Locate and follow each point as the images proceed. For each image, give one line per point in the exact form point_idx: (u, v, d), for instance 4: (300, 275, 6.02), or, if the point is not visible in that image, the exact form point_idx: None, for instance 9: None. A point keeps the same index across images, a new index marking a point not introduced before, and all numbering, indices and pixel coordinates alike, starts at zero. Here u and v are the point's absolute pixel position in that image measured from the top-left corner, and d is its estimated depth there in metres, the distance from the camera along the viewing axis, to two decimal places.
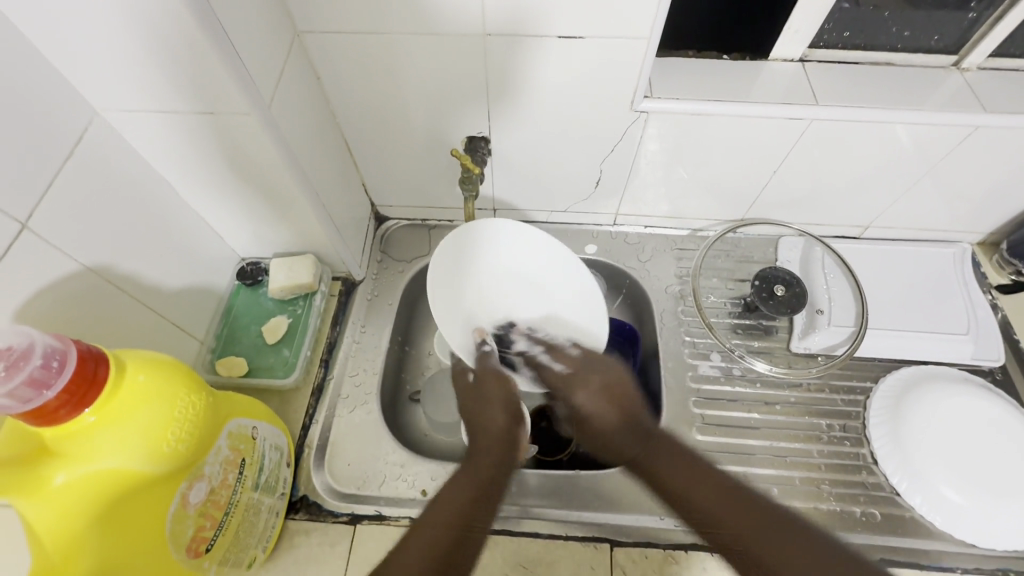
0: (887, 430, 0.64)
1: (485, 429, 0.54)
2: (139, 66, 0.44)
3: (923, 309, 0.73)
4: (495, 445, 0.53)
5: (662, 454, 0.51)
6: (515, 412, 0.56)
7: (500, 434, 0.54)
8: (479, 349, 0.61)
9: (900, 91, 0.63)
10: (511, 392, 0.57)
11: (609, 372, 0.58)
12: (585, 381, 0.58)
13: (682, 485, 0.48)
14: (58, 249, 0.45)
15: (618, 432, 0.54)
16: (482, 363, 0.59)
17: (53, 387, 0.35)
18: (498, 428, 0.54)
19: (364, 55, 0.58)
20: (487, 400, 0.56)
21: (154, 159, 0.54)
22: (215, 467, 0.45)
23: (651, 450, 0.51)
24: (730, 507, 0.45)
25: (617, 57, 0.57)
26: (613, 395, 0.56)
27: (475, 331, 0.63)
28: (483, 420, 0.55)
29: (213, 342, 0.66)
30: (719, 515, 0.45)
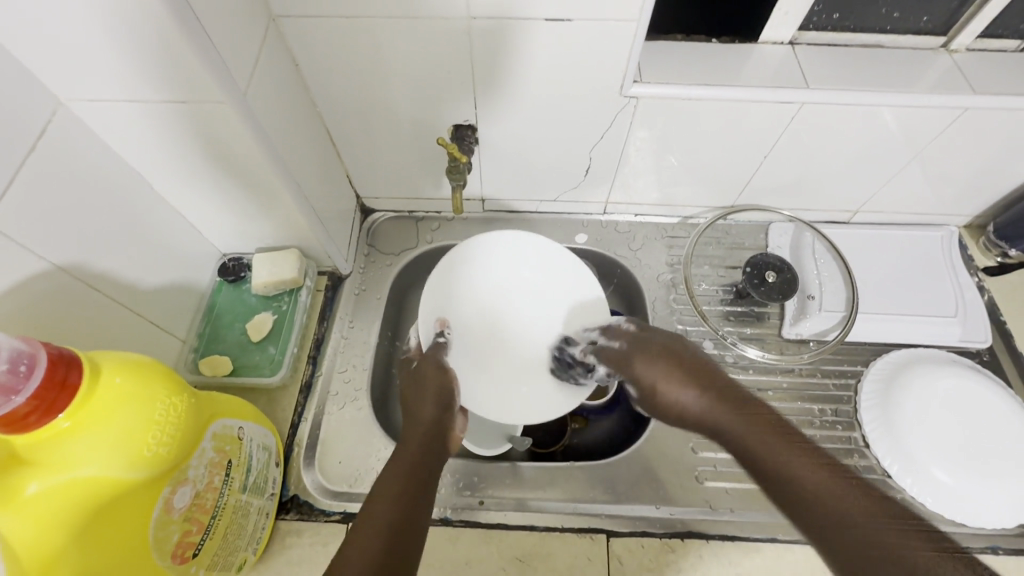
0: (877, 413, 0.65)
1: (412, 418, 0.52)
2: (102, 51, 0.41)
3: (913, 293, 0.73)
4: (422, 429, 0.51)
5: (769, 431, 0.45)
6: (447, 402, 0.54)
7: (429, 423, 0.52)
8: (436, 339, 0.63)
9: (889, 74, 0.62)
10: (444, 381, 0.56)
11: (669, 343, 0.56)
12: (645, 352, 0.55)
13: (784, 465, 0.42)
14: (23, 246, 0.43)
15: (722, 418, 0.48)
16: (433, 352, 0.60)
17: (22, 392, 0.33)
18: (424, 417, 0.52)
19: (343, 40, 0.56)
20: (425, 387, 0.55)
21: (124, 151, 0.51)
22: (200, 470, 0.44)
23: (761, 435, 0.45)
24: (865, 508, 0.37)
25: (606, 42, 0.55)
26: (698, 377, 0.52)
27: (439, 321, 0.65)
28: (415, 406, 0.53)
29: (195, 341, 0.64)
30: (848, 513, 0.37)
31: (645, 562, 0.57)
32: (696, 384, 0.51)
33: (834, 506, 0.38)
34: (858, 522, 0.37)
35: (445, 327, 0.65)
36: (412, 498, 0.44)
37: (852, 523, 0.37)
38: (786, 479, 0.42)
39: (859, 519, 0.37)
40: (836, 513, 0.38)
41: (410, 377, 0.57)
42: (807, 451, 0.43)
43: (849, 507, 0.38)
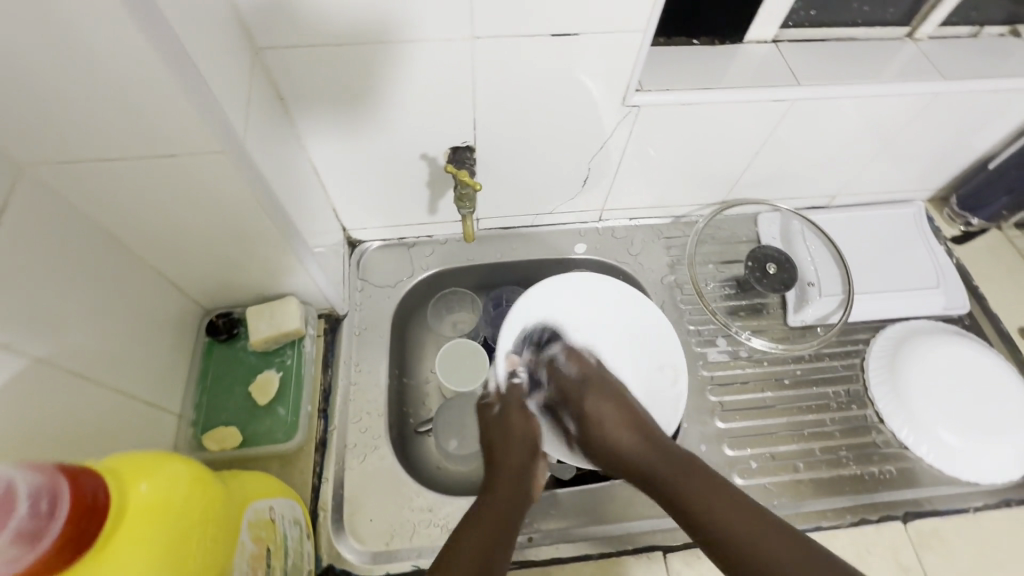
0: (888, 388, 0.68)
1: (501, 460, 0.59)
2: (77, 105, 0.36)
3: (897, 268, 0.78)
4: (510, 474, 0.57)
5: (689, 478, 0.54)
6: (533, 449, 0.60)
7: (517, 465, 0.58)
8: (510, 380, 0.65)
9: (867, 64, 0.65)
10: (528, 428, 0.62)
11: (612, 392, 0.64)
12: (595, 388, 0.65)
13: (702, 498, 0.52)
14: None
15: (652, 456, 0.57)
16: (512, 395, 0.64)
17: (48, 534, 0.28)
18: (511, 461, 0.58)
19: (333, 69, 0.51)
20: (511, 432, 0.61)
21: (99, 213, 0.45)
22: (244, 568, 0.39)
23: (667, 467, 0.56)
24: (755, 527, 0.49)
25: (610, 53, 0.54)
26: (624, 425, 0.60)
27: (509, 360, 0.65)
28: (502, 451, 0.59)
29: (193, 413, 0.58)
30: (761, 547, 0.48)
31: (703, 572, 0.57)
32: (629, 429, 0.60)
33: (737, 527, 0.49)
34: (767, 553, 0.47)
35: (516, 366, 0.66)
36: (495, 541, 0.49)
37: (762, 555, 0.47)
38: (705, 510, 0.51)
39: (764, 552, 0.48)
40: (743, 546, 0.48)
41: (494, 424, 0.62)
42: (704, 479, 0.53)
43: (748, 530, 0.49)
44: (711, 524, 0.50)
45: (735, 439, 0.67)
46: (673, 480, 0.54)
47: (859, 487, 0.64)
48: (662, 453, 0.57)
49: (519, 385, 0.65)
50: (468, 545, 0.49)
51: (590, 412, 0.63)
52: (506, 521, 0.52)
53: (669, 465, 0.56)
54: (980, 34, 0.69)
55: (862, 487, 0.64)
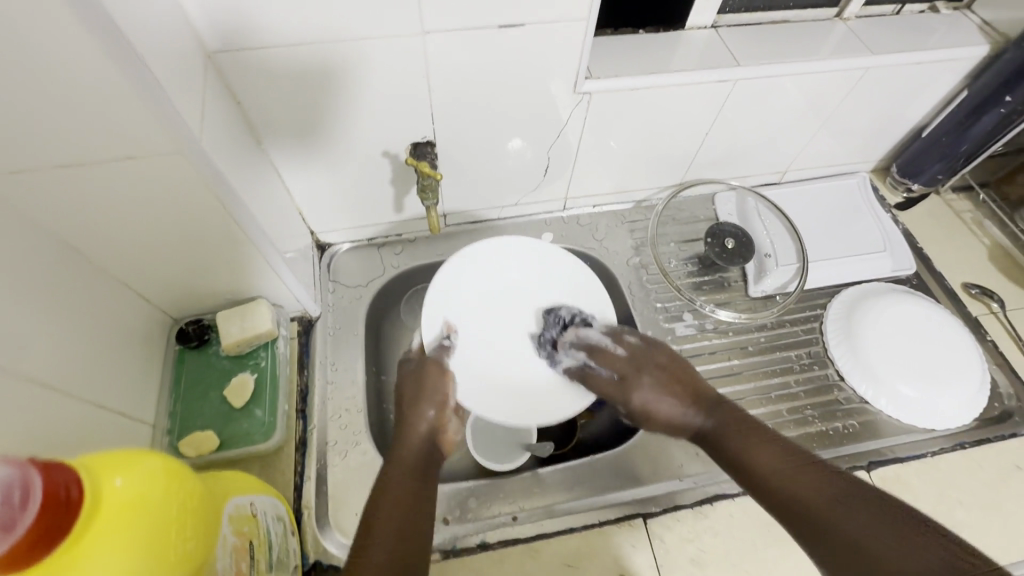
0: (845, 347, 0.71)
1: (407, 437, 0.55)
2: (25, 110, 0.36)
3: (847, 236, 0.82)
4: (415, 444, 0.54)
5: (760, 446, 0.52)
6: (443, 404, 0.58)
7: (422, 433, 0.55)
8: (440, 343, 0.64)
9: (802, 43, 0.69)
10: (442, 383, 0.59)
11: (663, 360, 0.61)
12: (640, 376, 0.61)
13: (773, 465, 0.50)
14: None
15: (710, 419, 0.56)
16: (440, 355, 0.62)
17: (21, 524, 0.28)
18: (417, 426, 0.55)
19: (288, 70, 0.52)
20: (422, 390, 0.58)
21: (58, 223, 0.45)
22: (227, 561, 0.40)
23: (734, 427, 0.54)
24: (815, 483, 0.46)
25: (559, 42, 0.56)
26: (664, 381, 0.60)
27: (446, 325, 0.66)
28: (411, 415, 0.56)
29: (168, 421, 0.57)
30: (809, 493, 0.46)
31: (683, 535, 0.58)
32: (681, 380, 0.59)
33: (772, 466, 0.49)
34: (817, 497, 0.45)
35: (451, 332, 0.65)
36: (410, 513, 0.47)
37: (808, 501, 0.45)
38: (751, 466, 0.51)
39: (815, 493, 0.46)
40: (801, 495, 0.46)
41: (408, 378, 0.60)
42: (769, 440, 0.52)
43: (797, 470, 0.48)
44: (772, 487, 0.48)
45: None
46: (726, 439, 0.54)
47: (826, 442, 0.67)
48: (716, 415, 0.56)
49: (450, 347, 0.64)
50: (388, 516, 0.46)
51: (637, 405, 0.60)
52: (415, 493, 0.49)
53: (721, 422, 0.55)
54: (903, 12, 0.74)
55: (829, 442, 0.67)
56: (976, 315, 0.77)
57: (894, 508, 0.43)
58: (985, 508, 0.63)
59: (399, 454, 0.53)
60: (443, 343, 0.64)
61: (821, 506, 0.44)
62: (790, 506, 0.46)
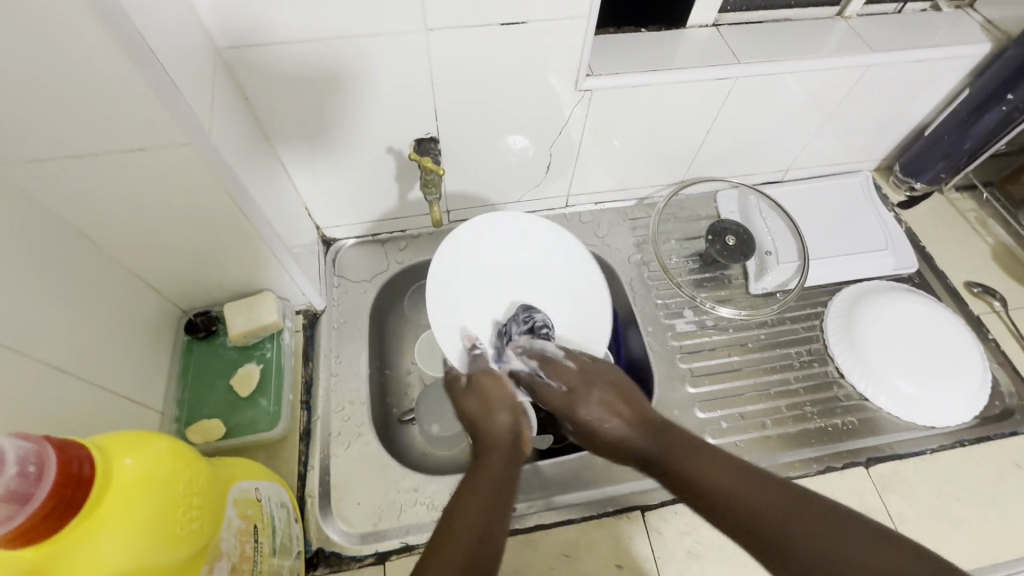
0: (845, 345, 0.71)
1: (486, 429, 0.52)
2: (42, 101, 0.38)
3: (849, 234, 0.82)
4: (503, 443, 0.51)
5: (689, 456, 0.45)
6: (515, 407, 0.54)
7: (504, 433, 0.52)
8: (470, 353, 0.65)
9: (803, 41, 0.69)
10: (504, 390, 0.57)
11: (608, 379, 0.55)
12: (589, 395, 0.54)
13: (696, 477, 0.43)
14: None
15: (637, 437, 0.50)
16: (474, 364, 0.63)
17: (36, 496, 0.29)
18: (498, 428, 0.52)
19: (294, 66, 0.54)
20: (489, 399, 0.55)
21: (72, 214, 0.47)
22: (231, 541, 0.41)
23: (669, 449, 0.47)
24: (759, 486, 0.40)
25: (559, 39, 0.57)
26: (615, 401, 0.53)
27: (465, 336, 0.67)
28: (488, 419, 0.53)
29: (175, 409, 0.59)
30: (749, 496, 0.40)
31: (680, 527, 0.59)
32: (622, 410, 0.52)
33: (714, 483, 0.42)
34: (757, 503, 0.39)
35: (473, 342, 0.67)
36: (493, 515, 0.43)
37: (739, 509, 0.40)
38: (701, 477, 0.43)
39: (755, 501, 0.39)
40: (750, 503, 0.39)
41: (467, 393, 0.57)
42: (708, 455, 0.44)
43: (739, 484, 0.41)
44: (702, 494, 0.42)
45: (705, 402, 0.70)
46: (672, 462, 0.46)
47: (825, 438, 0.67)
48: (657, 440, 0.48)
49: (479, 355, 0.65)
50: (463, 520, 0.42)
51: (582, 422, 0.53)
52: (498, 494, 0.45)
53: (666, 447, 0.47)
54: (905, 10, 0.74)
55: (828, 439, 0.67)
56: (978, 314, 0.77)
57: (808, 506, 0.38)
58: (983, 505, 0.63)
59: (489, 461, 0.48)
60: (471, 352, 0.65)
61: (755, 514, 0.39)
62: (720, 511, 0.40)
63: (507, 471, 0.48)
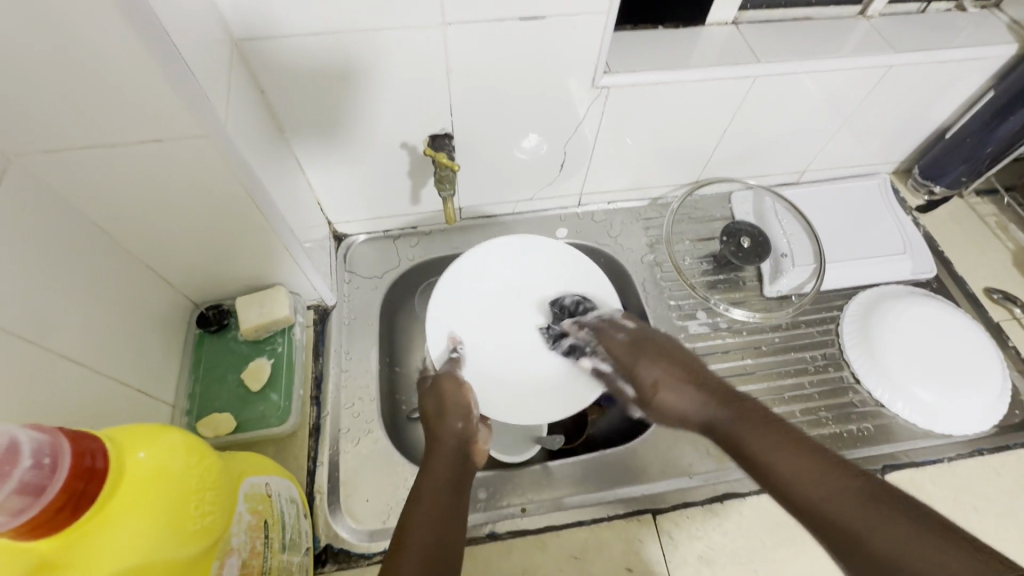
0: (861, 349, 0.70)
1: (438, 433, 0.55)
2: (62, 91, 0.38)
3: (866, 237, 0.81)
4: (448, 446, 0.54)
5: (752, 427, 0.48)
6: (467, 415, 0.58)
7: (456, 438, 0.55)
8: (450, 356, 0.66)
9: (824, 40, 0.68)
10: (462, 397, 0.59)
11: (666, 349, 0.59)
12: (642, 359, 0.59)
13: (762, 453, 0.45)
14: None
15: (713, 408, 0.52)
16: (450, 368, 0.63)
17: (51, 488, 0.29)
18: (446, 431, 0.56)
19: (311, 60, 0.53)
20: (445, 403, 0.58)
21: (87, 205, 0.47)
22: (242, 537, 0.40)
23: (742, 421, 0.49)
24: (820, 479, 0.41)
25: (578, 36, 0.57)
26: (679, 377, 0.56)
27: (451, 338, 0.67)
28: (438, 428, 0.56)
29: (186, 402, 0.59)
30: (813, 487, 0.40)
31: (692, 532, 0.58)
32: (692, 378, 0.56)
33: (786, 474, 0.42)
34: (822, 494, 0.40)
35: (457, 344, 0.67)
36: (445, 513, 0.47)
37: (825, 508, 0.39)
38: (770, 468, 0.44)
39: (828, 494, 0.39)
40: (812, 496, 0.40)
41: (428, 394, 0.60)
42: (782, 435, 0.45)
43: (797, 476, 0.42)
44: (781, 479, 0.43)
45: None
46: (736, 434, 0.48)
47: (839, 444, 0.66)
48: (735, 410, 0.50)
49: (457, 359, 0.65)
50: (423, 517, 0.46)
51: (644, 378, 0.58)
52: (453, 493, 0.49)
53: (737, 415, 0.50)
54: (928, 10, 0.73)
55: (842, 445, 0.66)
56: (998, 321, 0.76)
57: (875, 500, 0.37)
58: (1001, 515, 0.62)
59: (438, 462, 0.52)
60: (450, 356, 0.66)
61: (825, 500, 0.39)
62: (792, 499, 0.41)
63: (455, 470, 0.52)
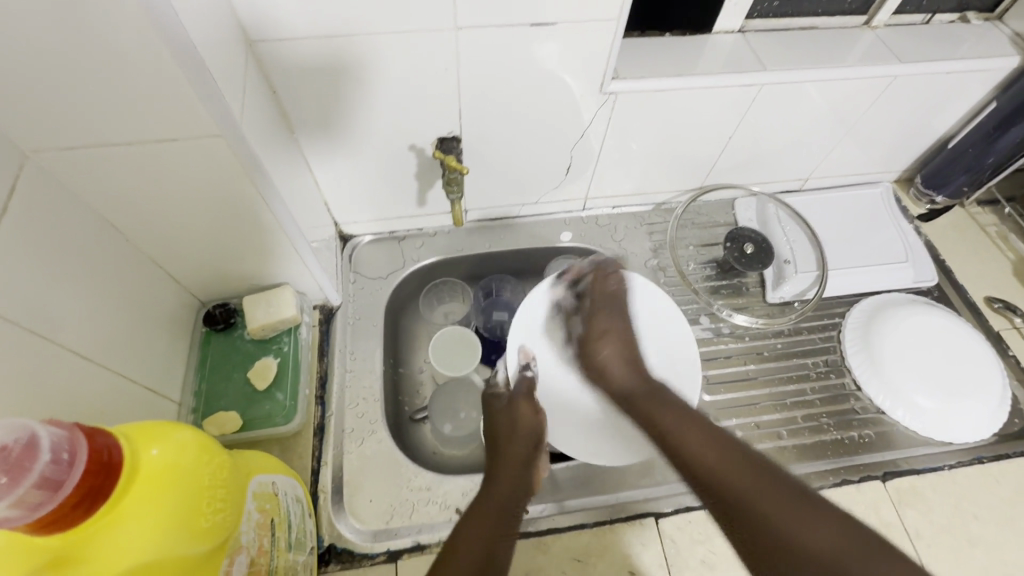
0: (863, 356, 0.71)
1: (505, 452, 0.58)
2: (80, 88, 0.38)
3: (869, 245, 0.81)
4: (517, 470, 0.56)
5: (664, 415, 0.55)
6: (537, 442, 0.59)
7: (522, 460, 0.57)
8: (523, 372, 0.66)
9: (829, 50, 0.69)
10: (536, 423, 0.61)
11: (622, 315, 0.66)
12: (603, 312, 0.66)
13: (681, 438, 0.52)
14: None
15: (642, 391, 0.59)
16: (523, 387, 0.64)
17: (68, 483, 0.29)
18: (517, 454, 0.58)
19: (323, 61, 0.54)
20: (518, 425, 0.60)
21: (99, 202, 0.47)
22: (250, 535, 0.41)
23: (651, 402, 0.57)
24: (716, 449, 0.49)
25: (587, 42, 0.57)
26: (636, 364, 0.62)
27: (524, 353, 0.67)
28: (510, 450, 0.58)
29: (192, 400, 0.59)
30: (706, 458, 0.49)
31: (694, 536, 0.59)
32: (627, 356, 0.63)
33: (693, 448, 0.50)
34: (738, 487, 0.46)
35: (529, 360, 0.67)
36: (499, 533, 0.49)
37: (721, 478, 0.47)
38: (677, 444, 0.52)
39: (756, 502, 0.44)
40: (737, 491, 0.46)
41: (500, 414, 0.62)
42: (693, 419, 0.53)
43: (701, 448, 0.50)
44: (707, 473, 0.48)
45: (720, 410, 0.70)
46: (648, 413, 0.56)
47: (840, 451, 0.67)
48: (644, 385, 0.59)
49: (530, 377, 0.65)
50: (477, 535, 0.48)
51: (597, 325, 0.65)
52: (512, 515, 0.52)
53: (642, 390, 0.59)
54: (933, 22, 0.73)
55: (843, 451, 0.67)
56: (998, 330, 0.76)
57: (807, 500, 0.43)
58: (1000, 524, 0.62)
59: (501, 481, 0.55)
60: (523, 374, 0.66)
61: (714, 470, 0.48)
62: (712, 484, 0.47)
63: (515, 491, 0.54)
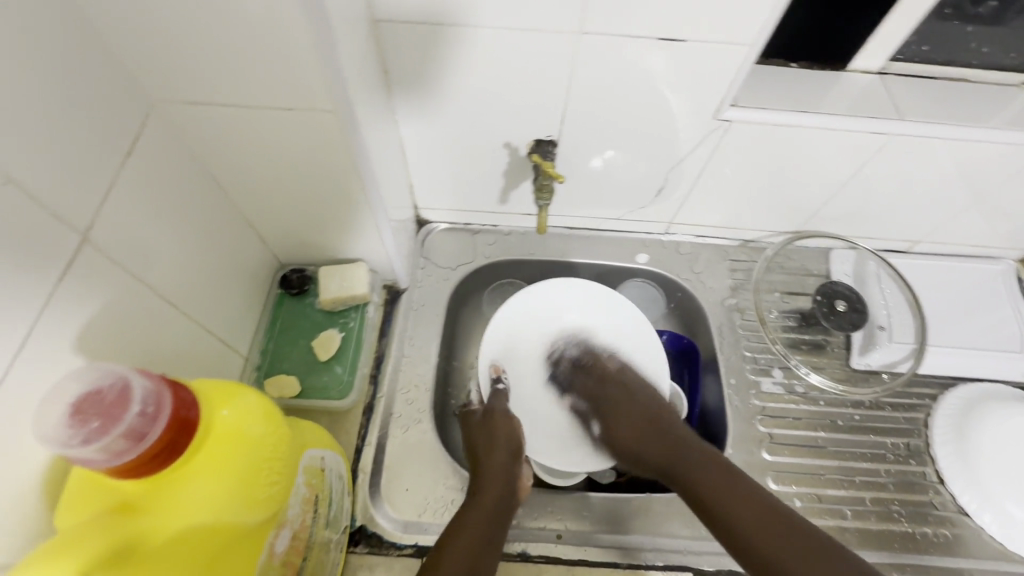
0: (953, 449, 0.64)
1: (488, 467, 0.56)
2: (212, 52, 0.39)
3: (978, 326, 0.73)
4: (496, 484, 0.54)
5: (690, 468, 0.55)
6: (516, 451, 0.58)
7: (502, 474, 0.55)
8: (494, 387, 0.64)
9: (979, 107, 0.62)
10: (511, 430, 0.59)
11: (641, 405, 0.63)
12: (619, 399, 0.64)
13: (726, 504, 0.52)
14: (99, 248, 0.38)
15: (645, 444, 0.60)
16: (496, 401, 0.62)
17: (150, 436, 0.30)
18: (496, 464, 0.56)
19: (438, 47, 0.53)
20: (494, 434, 0.59)
21: (208, 158, 0.49)
22: (297, 509, 0.41)
23: (690, 467, 0.55)
24: (740, 498, 0.51)
25: (713, 64, 0.54)
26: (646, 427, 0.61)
27: (492, 367, 0.65)
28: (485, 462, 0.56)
29: (258, 358, 0.62)
30: (735, 511, 0.51)
31: None
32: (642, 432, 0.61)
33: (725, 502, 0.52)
34: (742, 519, 0.50)
35: (499, 373, 0.65)
36: (485, 542, 0.49)
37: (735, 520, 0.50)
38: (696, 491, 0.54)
39: (742, 518, 0.50)
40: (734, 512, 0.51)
41: (478, 425, 0.61)
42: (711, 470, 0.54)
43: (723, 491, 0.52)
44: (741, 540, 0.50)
45: (780, 474, 0.65)
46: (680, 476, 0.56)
47: (907, 546, 0.61)
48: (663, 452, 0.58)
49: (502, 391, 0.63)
50: (459, 550, 0.48)
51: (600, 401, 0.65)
52: (492, 530, 0.51)
53: (659, 459, 0.58)
54: None
55: (911, 546, 0.61)
56: None
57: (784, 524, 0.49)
58: None
59: (483, 495, 0.53)
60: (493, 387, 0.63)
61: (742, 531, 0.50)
62: (748, 548, 0.49)
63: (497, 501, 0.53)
